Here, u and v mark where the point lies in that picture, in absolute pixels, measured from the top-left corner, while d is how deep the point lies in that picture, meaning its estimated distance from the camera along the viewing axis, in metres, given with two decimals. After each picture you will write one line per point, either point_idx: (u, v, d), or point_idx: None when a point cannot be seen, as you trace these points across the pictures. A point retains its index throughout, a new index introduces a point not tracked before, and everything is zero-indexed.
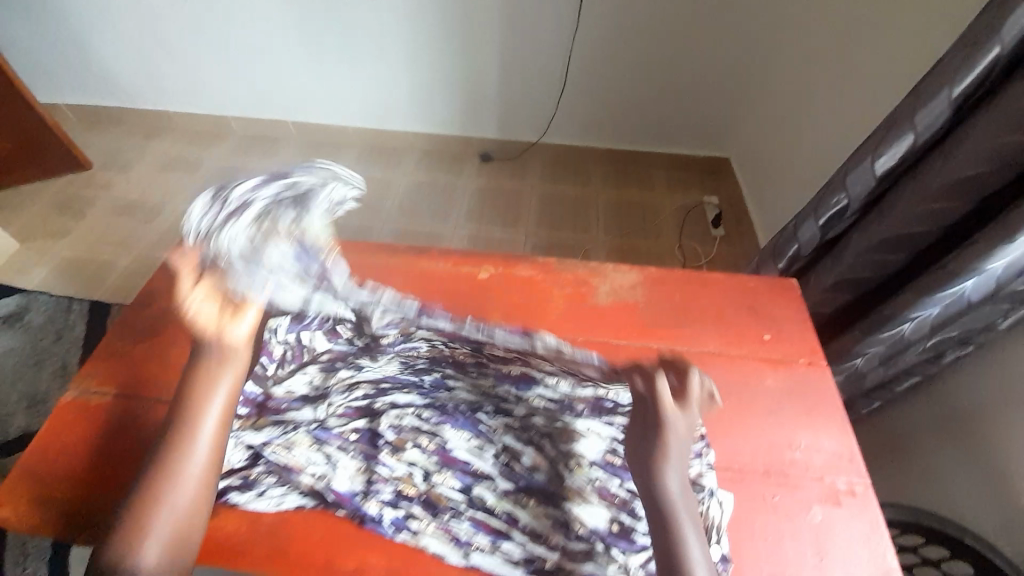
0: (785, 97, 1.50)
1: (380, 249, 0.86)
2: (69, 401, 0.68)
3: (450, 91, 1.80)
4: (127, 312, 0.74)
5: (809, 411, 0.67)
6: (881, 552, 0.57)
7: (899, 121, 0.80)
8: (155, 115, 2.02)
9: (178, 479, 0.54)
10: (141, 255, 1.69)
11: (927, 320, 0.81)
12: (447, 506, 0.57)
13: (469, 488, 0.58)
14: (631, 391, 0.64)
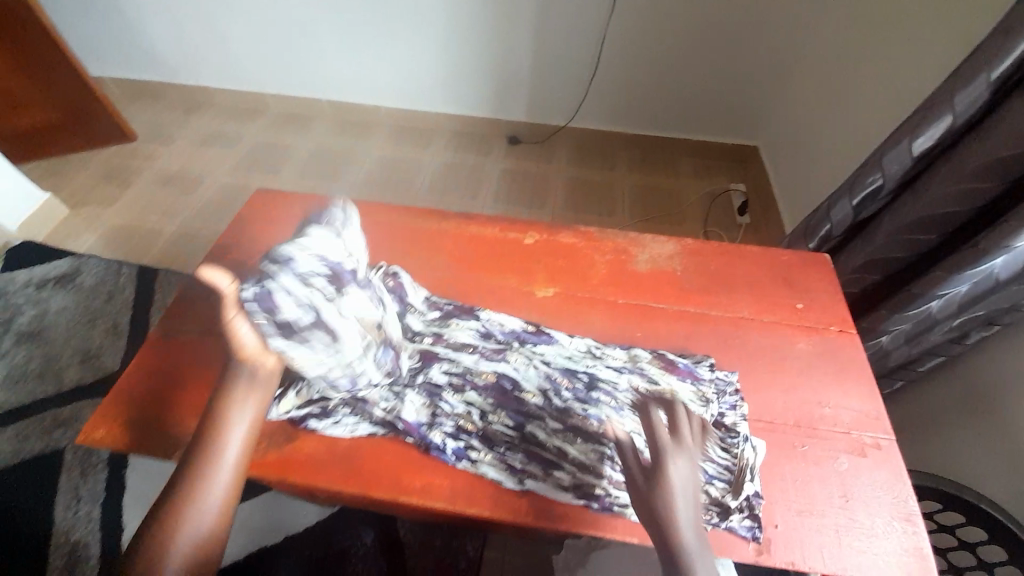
0: (815, 85, 1.50)
1: (431, 214, 0.92)
2: (157, 338, 0.76)
3: (482, 75, 1.82)
4: (206, 264, 0.84)
5: (839, 373, 0.71)
6: (904, 498, 0.61)
7: (939, 103, 0.83)
8: (196, 91, 2.09)
9: (226, 459, 0.61)
10: (185, 223, 1.71)
11: (955, 297, 0.83)
12: (504, 438, 0.64)
13: (523, 424, 0.65)
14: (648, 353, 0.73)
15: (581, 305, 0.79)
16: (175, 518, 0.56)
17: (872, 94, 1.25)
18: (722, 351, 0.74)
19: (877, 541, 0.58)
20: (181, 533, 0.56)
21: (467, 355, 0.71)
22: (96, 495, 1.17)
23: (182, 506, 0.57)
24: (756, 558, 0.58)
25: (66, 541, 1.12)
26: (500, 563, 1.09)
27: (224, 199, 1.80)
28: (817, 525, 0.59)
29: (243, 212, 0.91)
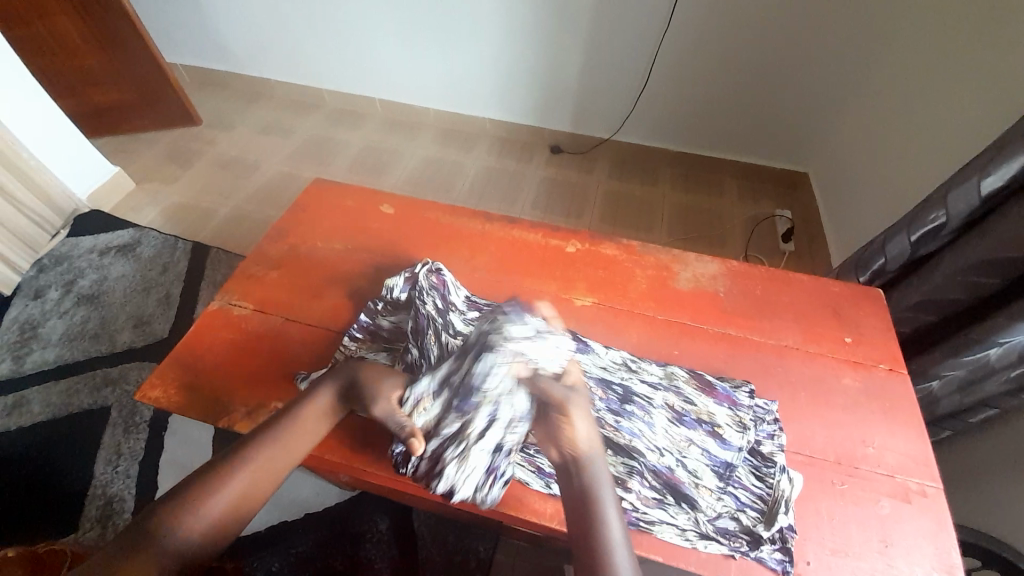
0: (875, 115, 1.45)
1: (478, 214, 0.94)
2: (215, 310, 0.80)
3: (531, 83, 1.85)
4: (263, 245, 0.89)
5: (886, 412, 0.69)
6: (948, 549, 0.59)
7: (1015, 142, 0.79)
8: (258, 82, 2.20)
9: (265, 451, 0.58)
10: (238, 205, 1.80)
11: (1016, 347, 0.79)
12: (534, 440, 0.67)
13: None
14: (686, 370, 0.72)
15: (618, 317, 0.80)
16: (204, 491, 0.52)
17: (936, 128, 1.19)
18: (761, 378, 0.72)
19: None
20: (202, 506, 0.52)
21: None
22: (135, 454, 1.24)
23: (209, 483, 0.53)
24: None
25: (103, 493, 1.18)
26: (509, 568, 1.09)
27: (276, 185, 1.88)
28: (851, 566, 0.57)
29: (301, 200, 0.96)
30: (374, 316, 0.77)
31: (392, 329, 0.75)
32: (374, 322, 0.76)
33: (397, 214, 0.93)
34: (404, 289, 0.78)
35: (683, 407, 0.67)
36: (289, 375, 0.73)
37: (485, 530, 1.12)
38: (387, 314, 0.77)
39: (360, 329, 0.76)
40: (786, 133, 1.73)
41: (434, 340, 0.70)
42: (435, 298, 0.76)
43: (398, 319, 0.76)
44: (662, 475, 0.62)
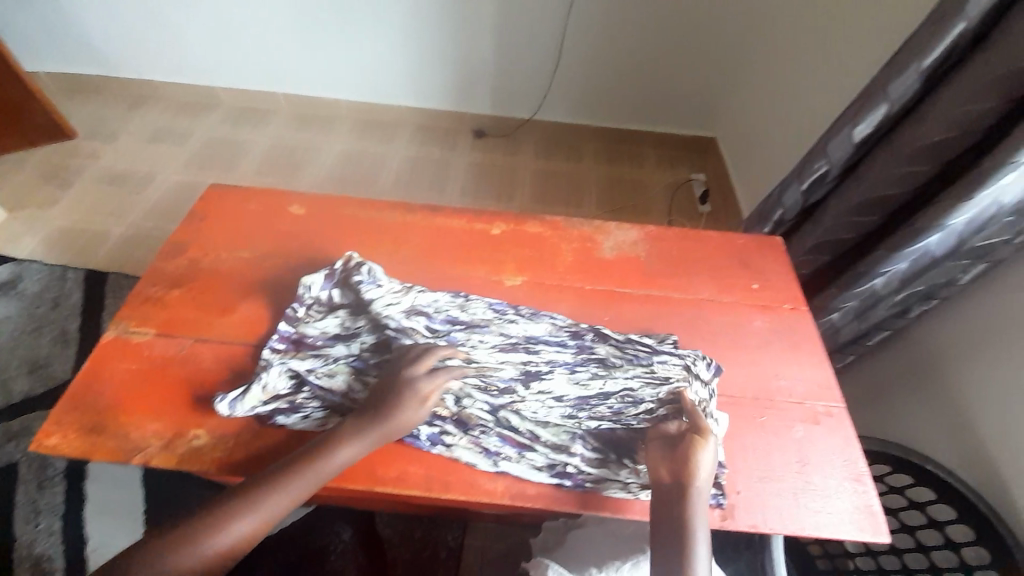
0: (766, 76, 1.57)
1: (398, 206, 0.91)
2: (112, 340, 0.72)
3: (444, 67, 1.81)
4: (159, 263, 0.81)
5: (795, 347, 0.75)
6: (855, 460, 0.66)
7: (876, 90, 0.88)
8: (140, 85, 1.97)
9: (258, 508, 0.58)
10: (135, 223, 1.62)
11: (896, 274, 0.89)
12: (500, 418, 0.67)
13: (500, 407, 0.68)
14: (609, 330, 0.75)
15: (550, 292, 0.81)
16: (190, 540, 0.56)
17: (817, 84, 1.31)
18: (685, 331, 0.77)
19: (829, 501, 0.63)
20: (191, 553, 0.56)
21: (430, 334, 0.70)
22: (55, 508, 1.10)
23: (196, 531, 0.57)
24: (721, 523, 0.61)
25: (29, 555, 1.05)
26: (481, 553, 1.09)
27: (179, 197, 1.71)
28: (775, 489, 0.63)
29: (197, 210, 0.88)
30: (296, 323, 0.72)
31: (317, 335, 0.71)
32: (297, 330, 0.72)
33: (308, 214, 0.88)
34: (325, 287, 0.75)
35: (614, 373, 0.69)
36: (207, 399, 0.67)
37: (451, 520, 1.13)
38: (309, 315, 0.73)
39: (281, 339, 0.71)
40: (693, 99, 1.83)
41: (365, 322, 0.71)
42: (364, 285, 0.72)
43: (322, 321, 0.72)
44: (600, 439, 0.67)
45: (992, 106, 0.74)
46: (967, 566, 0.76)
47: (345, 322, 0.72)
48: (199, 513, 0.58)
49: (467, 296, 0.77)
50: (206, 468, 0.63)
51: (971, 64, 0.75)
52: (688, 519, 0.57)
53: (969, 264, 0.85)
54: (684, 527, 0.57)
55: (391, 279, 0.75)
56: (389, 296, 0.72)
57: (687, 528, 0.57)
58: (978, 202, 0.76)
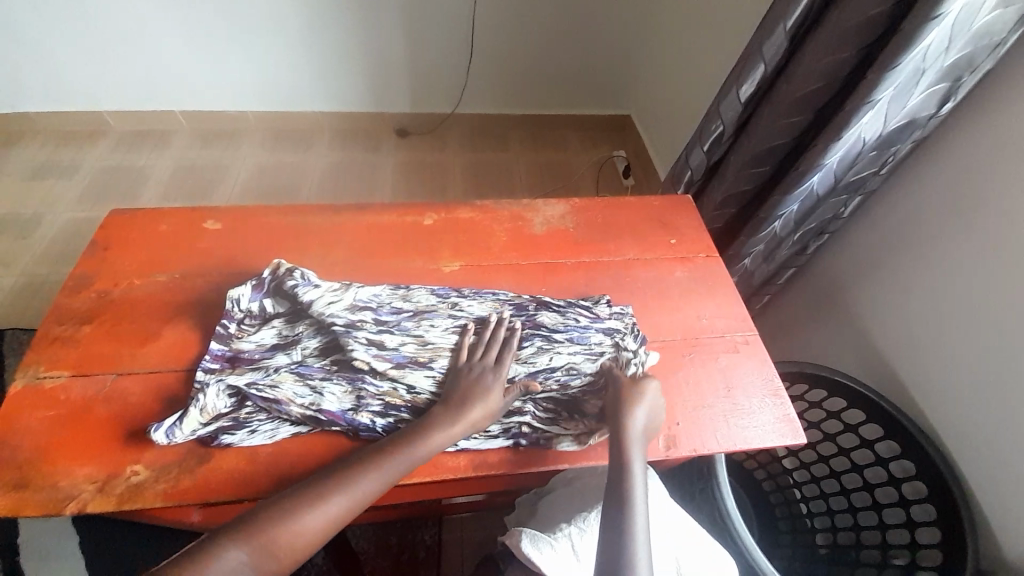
0: (664, 51, 1.67)
1: (324, 209, 0.89)
2: (20, 389, 0.66)
3: (356, 68, 1.77)
4: (62, 301, 0.74)
5: (712, 290, 0.83)
6: (771, 378, 0.75)
7: (754, 52, 0.98)
8: (10, 117, 1.76)
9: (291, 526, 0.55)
10: (29, 269, 1.45)
11: (791, 216, 0.99)
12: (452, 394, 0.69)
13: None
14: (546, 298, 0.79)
15: (488, 272, 0.83)
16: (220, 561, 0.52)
17: (709, 54, 1.42)
18: (616, 291, 0.82)
19: (754, 416, 0.71)
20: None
21: (373, 326, 0.70)
22: None
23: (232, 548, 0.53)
24: (667, 452, 0.68)
25: None
26: (460, 541, 1.10)
27: (77, 235, 1.55)
28: (708, 415, 0.71)
29: (100, 239, 0.82)
30: (231, 340, 0.70)
31: (255, 348, 0.69)
32: (231, 347, 0.70)
33: (226, 228, 0.84)
34: (255, 299, 0.73)
35: (555, 339, 0.73)
36: (143, 432, 0.64)
37: (427, 519, 1.12)
38: (244, 330, 0.71)
39: (215, 359, 0.68)
40: (604, 79, 1.91)
41: (307, 326, 0.71)
42: (300, 289, 0.72)
43: (257, 333, 0.70)
44: (550, 399, 0.71)
45: (848, 56, 0.84)
46: (884, 459, 0.90)
47: (283, 331, 0.71)
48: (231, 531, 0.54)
49: (406, 287, 0.78)
50: (150, 503, 0.60)
51: (825, 22, 0.86)
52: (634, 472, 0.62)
53: (847, 199, 0.97)
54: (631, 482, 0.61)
55: (326, 281, 0.75)
56: (328, 296, 0.72)
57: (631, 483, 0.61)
58: (846, 140, 0.86)
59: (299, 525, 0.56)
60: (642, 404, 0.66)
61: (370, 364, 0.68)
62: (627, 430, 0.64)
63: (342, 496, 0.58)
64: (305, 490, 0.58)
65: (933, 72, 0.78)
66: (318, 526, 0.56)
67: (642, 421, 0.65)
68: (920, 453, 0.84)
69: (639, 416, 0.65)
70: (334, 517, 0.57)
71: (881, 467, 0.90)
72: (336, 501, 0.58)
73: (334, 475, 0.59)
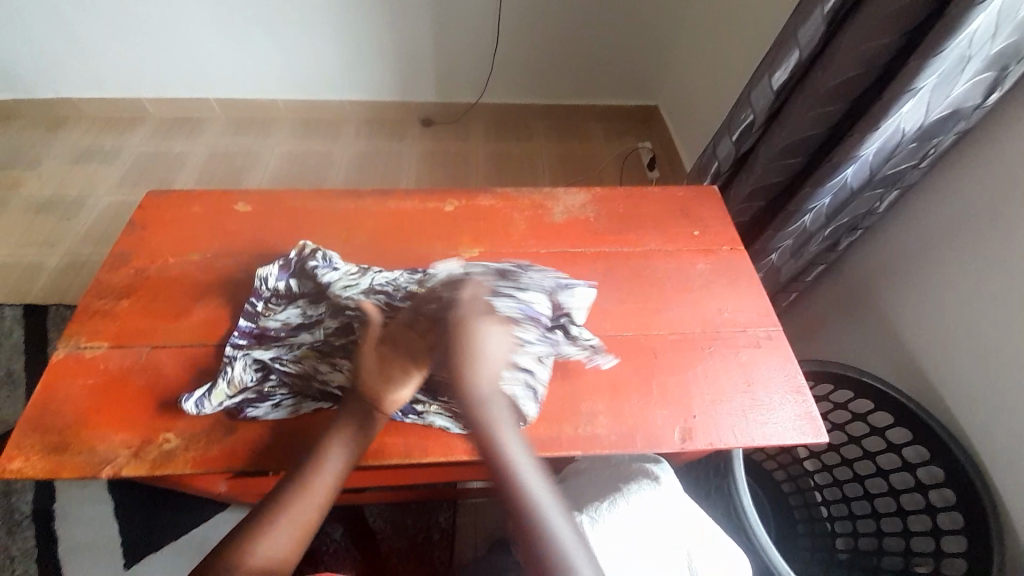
0: (694, 40, 1.63)
1: (348, 194, 0.91)
2: (62, 358, 0.70)
3: (383, 57, 1.78)
4: (101, 277, 0.78)
5: (735, 283, 0.82)
6: (794, 374, 0.73)
7: (787, 39, 0.94)
8: (57, 104, 1.84)
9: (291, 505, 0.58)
10: (72, 250, 1.53)
11: (822, 210, 0.96)
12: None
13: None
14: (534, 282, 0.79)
15: (507, 260, 0.84)
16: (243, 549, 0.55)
17: (741, 42, 1.38)
18: (636, 282, 0.82)
19: (775, 412, 0.70)
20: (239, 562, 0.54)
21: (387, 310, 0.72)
22: (30, 550, 1.04)
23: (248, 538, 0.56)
24: (682, 445, 0.67)
25: None
26: (474, 524, 1.12)
27: (116, 218, 1.62)
28: (727, 409, 0.70)
29: (138, 218, 0.86)
30: (257, 318, 0.73)
31: (280, 326, 0.72)
32: (258, 324, 0.72)
33: (254, 210, 0.87)
34: (281, 278, 0.75)
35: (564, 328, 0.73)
36: (174, 403, 0.67)
37: (442, 501, 1.14)
38: (270, 308, 0.74)
39: (242, 335, 0.71)
40: (631, 68, 1.87)
41: (327, 306, 0.73)
42: (324, 271, 0.75)
43: (283, 312, 0.73)
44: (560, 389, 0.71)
45: (889, 42, 0.80)
46: (911, 465, 0.87)
47: (306, 311, 0.73)
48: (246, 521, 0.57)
49: (425, 271, 0.79)
50: (180, 469, 0.63)
51: (865, 6, 0.82)
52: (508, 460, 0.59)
53: (883, 192, 0.93)
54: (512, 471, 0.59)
55: (347, 264, 0.77)
56: (349, 278, 0.74)
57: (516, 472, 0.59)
58: (883, 130, 0.83)
59: (255, 554, 0.55)
60: (484, 350, 0.62)
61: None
62: (474, 390, 0.61)
63: (286, 517, 0.57)
64: (249, 522, 0.57)
65: (980, 60, 0.74)
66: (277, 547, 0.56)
67: (489, 369, 0.62)
68: (950, 460, 0.81)
69: (485, 367, 0.62)
70: (289, 536, 0.56)
71: (908, 472, 0.87)
72: (283, 523, 0.57)
73: (277, 498, 0.59)
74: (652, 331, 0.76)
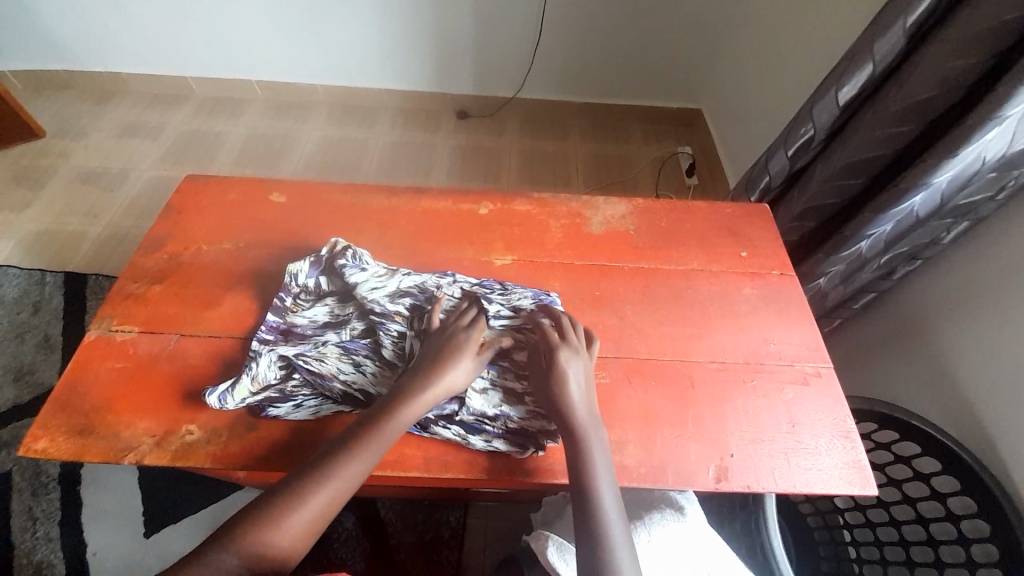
0: (748, 43, 1.54)
1: (381, 189, 0.89)
2: (93, 339, 0.71)
3: (422, 46, 1.75)
4: (136, 259, 0.79)
5: (783, 311, 0.77)
6: (842, 418, 0.68)
7: (861, 51, 0.87)
8: (108, 78, 1.89)
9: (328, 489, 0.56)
10: (115, 222, 1.56)
11: (882, 236, 0.89)
12: (506, 416, 0.67)
13: (507, 412, 0.67)
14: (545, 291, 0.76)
15: (540, 270, 0.81)
16: (277, 512, 0.54)
17: (801, 48, 1.29)
18: (675, 303, 0.77)
19: (819, 458, 0.65)
20: (275, 524, 0.54)
21: (403, 318, 0.70)
22: (52, 515, 1.07)
23: (288, 502, 0.55)
24: (716, 485, 0.63)
25: (29, 563, 1.03)
26: (483, 529, 1.10)
27: (157, 193, 1.66)
28: (767, 450, 0.65)
29: (175, 202, 0.86)
30: (285, 313, 0.72)
31: (307, 324, 0.71)
32: (285, 320, 0.71)
33: (288, 201, 0.86)
34: (311, 275, 0.74)
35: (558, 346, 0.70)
36: (199, 394, 0.67)
37: (453, 501, 1.13)
38: (297, 304, 0.73)
39: (269, 330, 0.70)
40: (678, 70, 1.79)
41: (355, 306, 0.72)
42: (354, 270, 0.73)
43: (311, 309, 0.72)
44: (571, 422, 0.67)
45: (977, 61, 0.73)
46: (954, 514, 0.79)
47: (334, 310, 0.72)
48: (288, 486, 0.56)
49: (455, 276, 0.76)
50: (201, 462, 0.62)
51: (954, 21, 0.74)
52: (596, 482, 0.59)
53: (952, 223, 0.85)
54: (595, 496, 0.58)
55: (376, 265, 0.75)
56: (377, 282, 0.73)
57: (596, 490, 0.58)
58: (962, 158, 0.75)
59: (277, 533, 0.53)
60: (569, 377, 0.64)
61: (400, 356, 0.68)
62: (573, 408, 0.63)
63: (309, 507, 0.55)
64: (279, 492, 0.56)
65: None
66: (290, 538, 0.54)
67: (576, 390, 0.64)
68: (996, 513, 0.74)
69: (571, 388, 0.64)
70: (304, 527, 0.55)
71: (950, 523, 0.80)
72: (307, 511, 0.55)
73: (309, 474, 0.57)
74: (691, 358, 0.72)
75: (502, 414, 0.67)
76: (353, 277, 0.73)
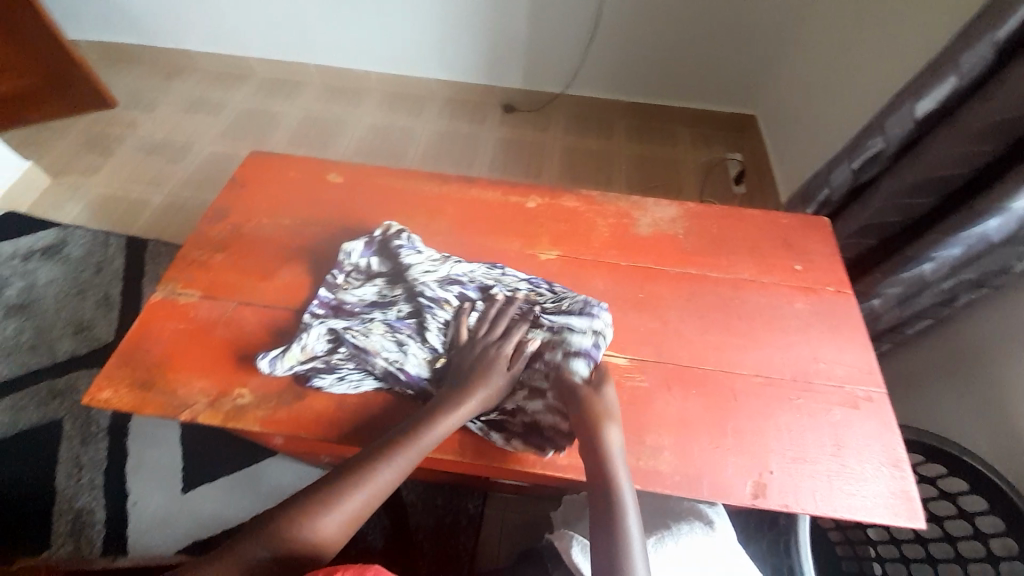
0: (812, 50, 1.47)
1: (433, 177, 0.90)
2: (158, 301, 0.75)
3: (476, 38, 1.76)
4: (201, 228, 0.83)
5: (837, 329, 0.74)
6: (893, 446, 0.65)
7: (942, 63, 0.82)
8: (177, 54, 1.99)
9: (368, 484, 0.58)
10: (174, 192, 1.65)
11: (948, 260, 0.84)
12: (522, 411, 0.67)
13: (523, 406, 0.67)
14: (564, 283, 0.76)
15: (584, 268, 0.80)
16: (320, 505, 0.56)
17: (872, 58, 1.22)
18: (721, 312, 0.76)
19: (865, 484, 0.63)
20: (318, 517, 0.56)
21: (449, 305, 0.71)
22: (99, 463, 1.15)
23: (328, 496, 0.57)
24: (753, 501, 0.62)
25: (69, 509, 1.10)
26: (501, 520, 1.11)
27: (215, 166, 1.74)
28: (810, 471, 0.63)
29: (240, 176, 0.90)
30: (336, 290, 0.74)
31: (356, 301, 0.73)
32: (336, 295, 0.74)
33: (345, 182, 0.89)
34: (364, 255, 0.77)
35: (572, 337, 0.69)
36: (252, 360, 0.70)
37: (473, 489, 1.14)
38: (349, 281, 0.75)
39: (321, 304, 0.73)
40: (735, 74, 1.73)
41: (403, 288, 0.74)
42: (409, 252, 0.76)
43: (361, 288, 0.74)
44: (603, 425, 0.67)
45: None
46: (994, 557, 0.75)
47: (383, 290, 0.74)
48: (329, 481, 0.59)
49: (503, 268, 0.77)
50: (250, 425, 0.65)
51: None
52: (615, 482, 0.59)
53: None
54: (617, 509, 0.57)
55: (425, 251, 0.77)
56: (427, 267, 0.75)
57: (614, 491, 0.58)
58: None
59: (319, 525, 0.56)
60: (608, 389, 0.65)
61: (443, 342, 0.69)
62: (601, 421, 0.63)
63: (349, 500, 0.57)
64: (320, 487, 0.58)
65: None
66: (334, 528, 0.56)
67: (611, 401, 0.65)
68: None
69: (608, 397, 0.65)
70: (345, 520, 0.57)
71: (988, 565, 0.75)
72: (346, 505, 0.57)
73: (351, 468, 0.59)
74: (734, 369, 0.71)
75: (519, 408, 0.67)
76: (405, 260, 0.75)
